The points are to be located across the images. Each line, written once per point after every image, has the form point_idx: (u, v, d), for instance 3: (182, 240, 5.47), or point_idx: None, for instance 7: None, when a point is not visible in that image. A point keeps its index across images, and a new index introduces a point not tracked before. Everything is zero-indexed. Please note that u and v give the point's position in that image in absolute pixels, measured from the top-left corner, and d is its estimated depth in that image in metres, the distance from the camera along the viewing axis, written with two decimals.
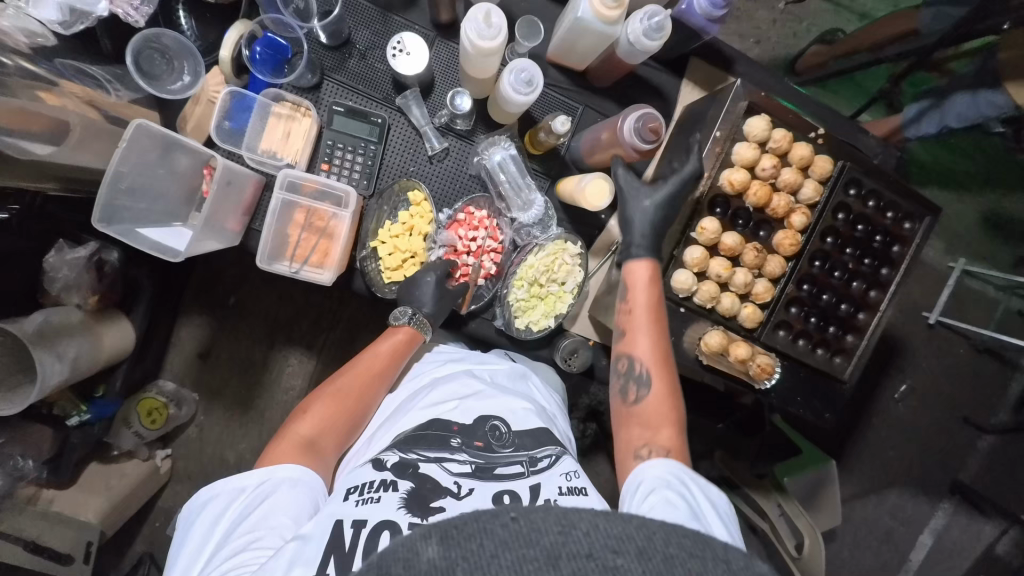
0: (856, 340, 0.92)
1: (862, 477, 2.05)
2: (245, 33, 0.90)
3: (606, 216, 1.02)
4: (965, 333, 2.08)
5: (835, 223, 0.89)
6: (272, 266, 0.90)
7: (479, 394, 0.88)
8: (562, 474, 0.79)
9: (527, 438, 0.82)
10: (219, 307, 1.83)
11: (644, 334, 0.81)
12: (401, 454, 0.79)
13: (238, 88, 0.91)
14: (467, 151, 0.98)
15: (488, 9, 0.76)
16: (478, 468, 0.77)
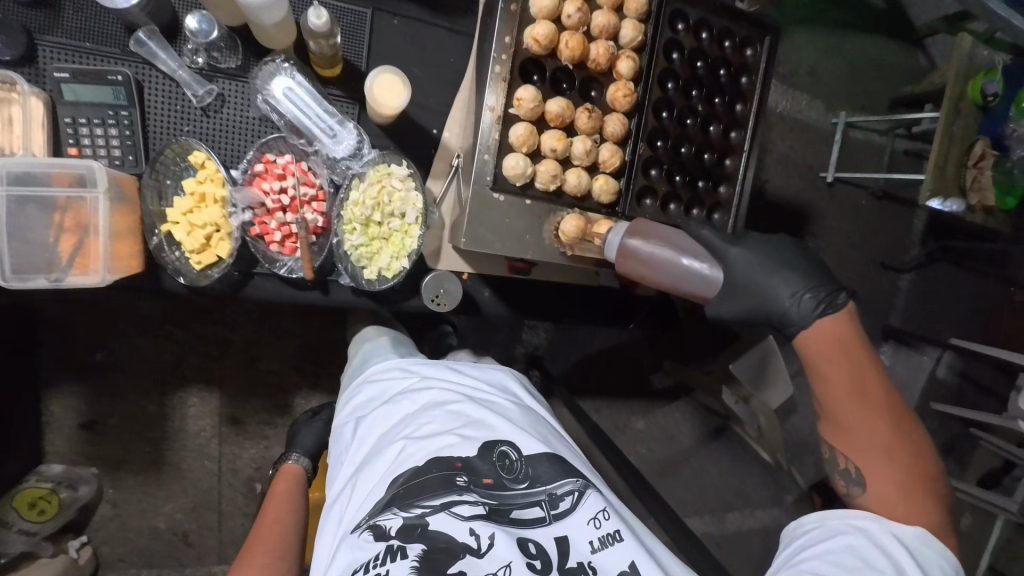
0: (730, 189, 0.83)
1: None
2: None
3: (439, 131, 0.90)
4: (861, 183, 2.12)
5: (671, 65, 0.80)
6: (23, 281, 0.73)
7: (476, 424, 0.88)
8: (589, 521, 0.80)
9: (539, 470, 0.84)
10: (82, 366, 1.47)
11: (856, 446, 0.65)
12: (405, 513, 0.77)
13: None
14: (245, 92, 0.83)
15: None
16: (492, 509, 0.78)
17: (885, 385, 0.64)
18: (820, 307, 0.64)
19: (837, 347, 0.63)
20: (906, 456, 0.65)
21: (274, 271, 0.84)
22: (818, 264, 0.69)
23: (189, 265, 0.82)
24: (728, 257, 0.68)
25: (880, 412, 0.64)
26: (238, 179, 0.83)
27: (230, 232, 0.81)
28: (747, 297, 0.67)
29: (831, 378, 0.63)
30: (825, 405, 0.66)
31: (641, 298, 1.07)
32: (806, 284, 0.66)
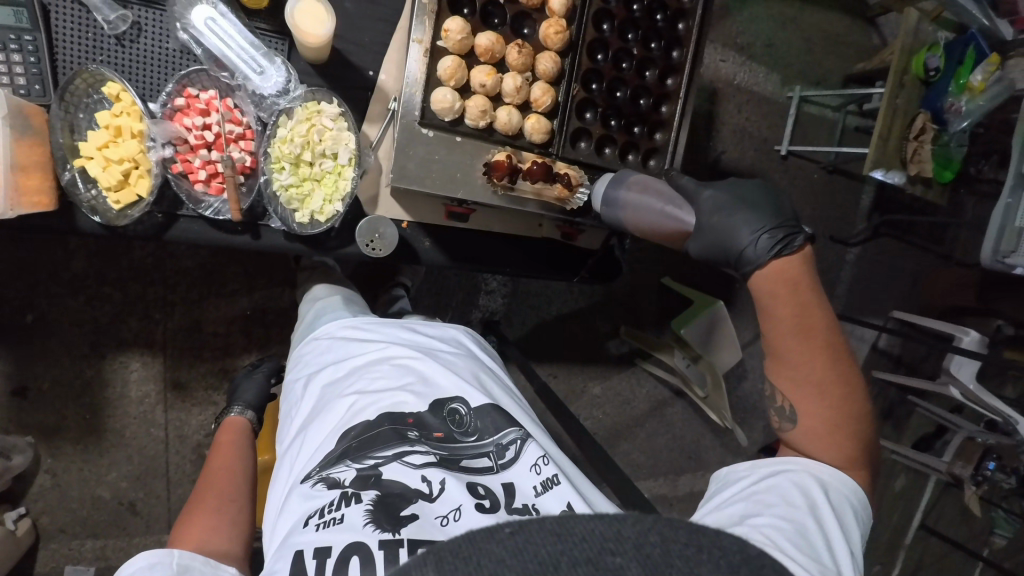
0: (665, 136, 0.84)
1: None
2: None
3: (375, 73, 0.88)
4: (814, 157, 2.19)
5: (606, 6, 0.80)
6: None
7: (427, 380, 0.88)
8: (532, 468, 0.82)
9: (487, 422, 0.85)
10: (10, 328, 1.40)
11: (801, 391, 0.65)
12: (357, 465, 0.78)
13: None
14: (163, 21, 0.79)
15: None
16: (443, 458, 0.80)
17: (828, 329, 0.63)
18: (779, 247, 0.61)
19: (785, 291, 0.61)
20: (837, 393, 0.64)
21: (199, 212, 0.81)
22: (777, 202, 0.65)
23: (106, 204, 0.78)
24: (700, 199, 0.66)
25: (819, 356, 0.63)
26: (157, 113, 0.79)
27: (149, 168, 0.77)
28: (708, 238, 0.65)
29: (783, 324, 0.61)
30: (771, 347, 0.65)
31: (584, 251, 1.10)
32: (766, 223, 0.62)
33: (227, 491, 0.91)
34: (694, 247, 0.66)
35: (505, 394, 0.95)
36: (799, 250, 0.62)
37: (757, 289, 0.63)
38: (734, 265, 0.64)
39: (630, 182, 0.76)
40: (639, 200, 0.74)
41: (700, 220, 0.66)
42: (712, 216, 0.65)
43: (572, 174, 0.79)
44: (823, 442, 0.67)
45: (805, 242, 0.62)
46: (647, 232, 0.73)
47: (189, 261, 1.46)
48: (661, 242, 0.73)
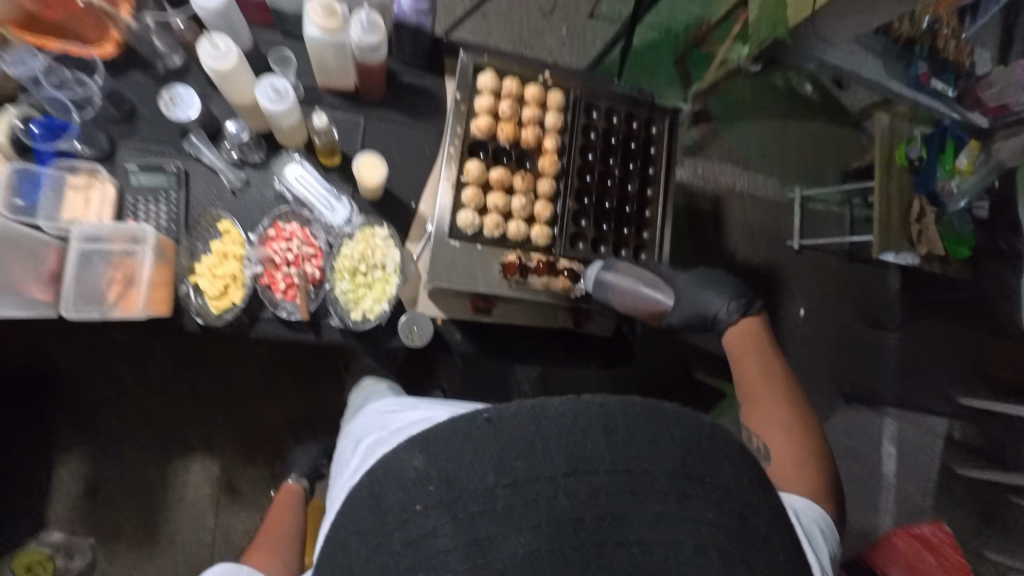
0: (651, 234, 1.02)
1: None
2: (18, 117, 0.97)
3: (416, 203, 1.13)
4: (829, 247, 2.30)
5: (589, 141, 1.02)
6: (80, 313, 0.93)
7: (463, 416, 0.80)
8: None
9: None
10: (96, 432, 1.58)
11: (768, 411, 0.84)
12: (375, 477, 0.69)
13: (25, 167, 0.95)
14: (264, 177, 1.08)
15: (212, 37, 0.88)
16: None
17: (783, 376, 0.88)
18: (735, 310, 0.94)
19: (745, 345, 0.92)
20: (795, 423, 0.83)
21: (277, 314, 1.02)
22: (738, 286, 0.99)
23: (208, 309, 1.01)
24: (677, 280, 1.00)
25: (780, 393, 0.85)
26: (254, 241, 1.04)
27: (244, 282, 1.01)
28: (687, 307, 0.97)
29: (749, 364, 0.89)
30: (744, 388, 0.88)
31: (599, 338, 1.21)
32: (727, 298, 0.95)
33: (276, 549, 1.04)
34: (677, 313, 0.97)
35: None
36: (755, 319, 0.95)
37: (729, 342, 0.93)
38: (711, 324, 0.96)
39: (620, 269, 0.94)
40: (625, 282, 0.94)
41: (679, 294, 0.98)
42: (689, 292, 0.98)
43: (572, 267, 0.96)
44: (793, 463, 0.78)
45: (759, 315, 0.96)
46: (633, 310, 0.95)
47: (251, 368, 1.65)
48: (640, 312, 0.96)
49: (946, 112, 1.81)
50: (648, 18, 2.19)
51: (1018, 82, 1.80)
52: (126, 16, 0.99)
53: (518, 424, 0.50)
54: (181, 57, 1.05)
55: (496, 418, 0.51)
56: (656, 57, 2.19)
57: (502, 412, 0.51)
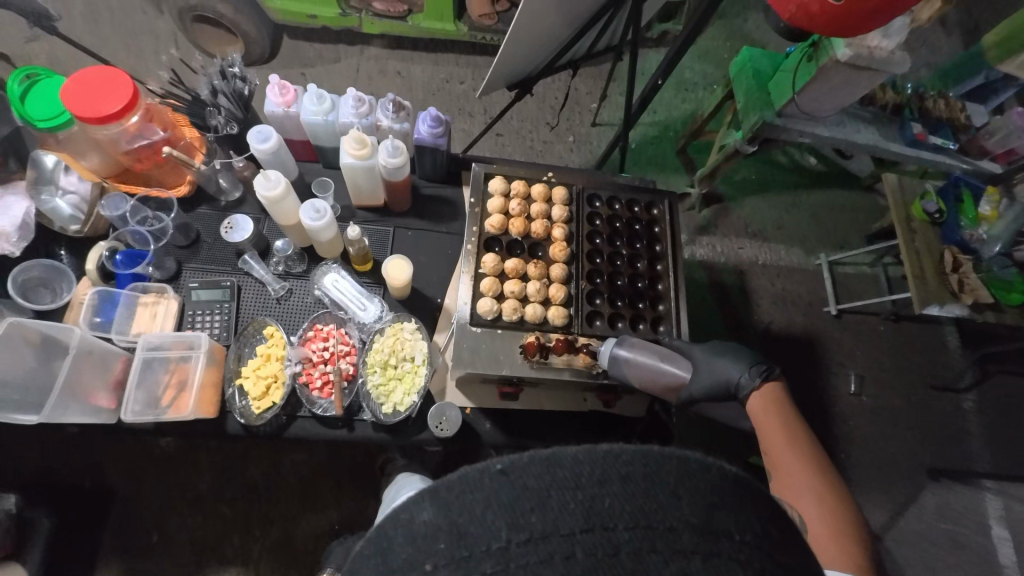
0: (666, 306, 1.05)
1: (883, 490, 1.93)
2: (105, 248, 1.14)
3: (441, 298, 1.21)
4: (870, 309, 2.23)
5: (595, 227, 1.10)
6: (139, 416, 1.01)
7: None
8: None
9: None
10: (135, 551, 1.56)
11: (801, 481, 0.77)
12: None
13: (105, 290, 1.11)
14: (305, 285, 1.20)
15: (266, 171, 1.04)
16: None
17: (812, 445, 0.82)
18: (760, 376, 0.89)
19: (769, 411, 0.86)
20: (827, 495, 0.76)
21: (313, 411, 1.07)
22: (755, 353, 0.94)
23: (250, 409, 1.07)
24: (692, 353, 0.95)
25: (807, 464, 0.78)
26: (295, 343, 1.13)
27: (284, 381, 1.07)
28: (709, 378, 0.91)
29: (774, 430, 0.83)
30: (769, 456, 0.82)
31: (632, 418, 1.19)
32: (747, 365, 0.90)
33: None
34: (696, 384, 0.92)
35: None
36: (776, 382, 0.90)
37: (751, 408, 0.88)
38: (734, 393, 0.90)
39: (635, 345, 0.94)
40: (641, 357, 0.93)
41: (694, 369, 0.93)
42: (707, 363, 0.93)
43: (590, 344, 0.99)
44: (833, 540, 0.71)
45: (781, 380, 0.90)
46: (648, 385, 0.94)
47: (290, 474, 1.66)
48: (657, 387, 0.94)
49: (953, 164, 1.91)
50: (647, 118, 2.41)
51: (1018, 129, 1.81)
52: (200, 162, 1.19)
53: (534, 476, 0.36)
54: (239, 191, 1.27)
55: (508, 470, 0.36)
56: (659, 150, 2.37)
57: (514, 460, 0.36)
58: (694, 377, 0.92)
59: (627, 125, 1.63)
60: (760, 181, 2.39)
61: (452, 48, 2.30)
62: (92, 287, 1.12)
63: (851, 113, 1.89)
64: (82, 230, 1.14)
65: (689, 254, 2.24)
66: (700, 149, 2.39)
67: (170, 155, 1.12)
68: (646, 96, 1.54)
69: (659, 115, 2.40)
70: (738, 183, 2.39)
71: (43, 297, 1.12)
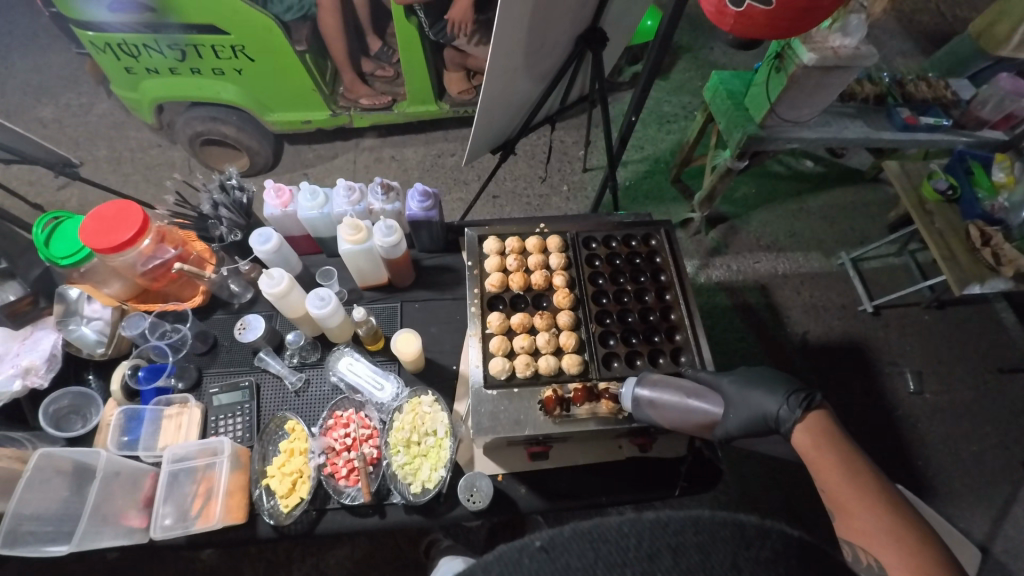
0: (683, 335, 1.02)
1: (977, 496, 1.75)
2: (128, 366, 1.18)
3: (457, 365, 1.21)
4: (911, 300, 2.11)
5: (595, 267, 1.10)
6: (166, 532, 0.98)
7: None
8: None
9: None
10: None
11: (869, 522, 0.68)
12: None
13: (130, 407, 1.13)
14: (321, 374, 1.21)
15: (270, 270, 1.09)
16: None
17: (876, 479, 0.72)
18: (801, 405, 0.80)
19: (820, 445, 0.76)
20: (909, 538, 0.65)
21: (341, 501, 1.03)
22: (792, 380, 0.86)
23: (278, 508, 1.04)
24: (721, 386, 0.89)
25: (877, 506, 0.69)
26: (316, 433, 1.11)
27: (308, 474, 1.05)
28: (744, 412, 0.85)
29: (826, 465, 0.74)
30: (831, 497, 0.73)
31: (674, 459, 1.12)
32: (787, 394, 0.83)
33: None
34: (733, 423, 0.85)
35: None
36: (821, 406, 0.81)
37: (798, 442, 0.79)
38: (775, 427, 0.82)
39: (653, 383, 0.90)
40: (663, 397, 0.88)
41: (728, 403, 0.87)
42: (741, 394, 0.86)
43: (610, 389, 0.94)
44: None
45: (827, 407, 0.81)
46: (678, 425, 0.88)
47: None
48: (688, 425, 0.89)
49: (952, 141, 1.90)
50: (635, 155, 2.46)
51: (1010, 94, 1.81)
52: (211, 272, 1.26)
53: (577, 554, 0.37)
54: (250, 292, 1.33)
55: (549, 547, 0.38)
56: (653, 183, 2.39)
57: (555, 537, 0.38)
58: (727, 413, 0.86)
59: (613, 163, 1.66)
60: (761, 195, 2.38)
61: (438, 127, 2.44)
62: (117, 406, 1.14)
63: (835, 111, 1.90)
64: (107, 351, 1.19)
65: (705, 277, 2.19)
66: (693, 175, 2.41)
67: (182, 270, 1.19)
68: (625, 135, 1.59)
69: (646, 151, 2.45)
70: (739, 200, 2.38)
71: (74, 424, 1.15)
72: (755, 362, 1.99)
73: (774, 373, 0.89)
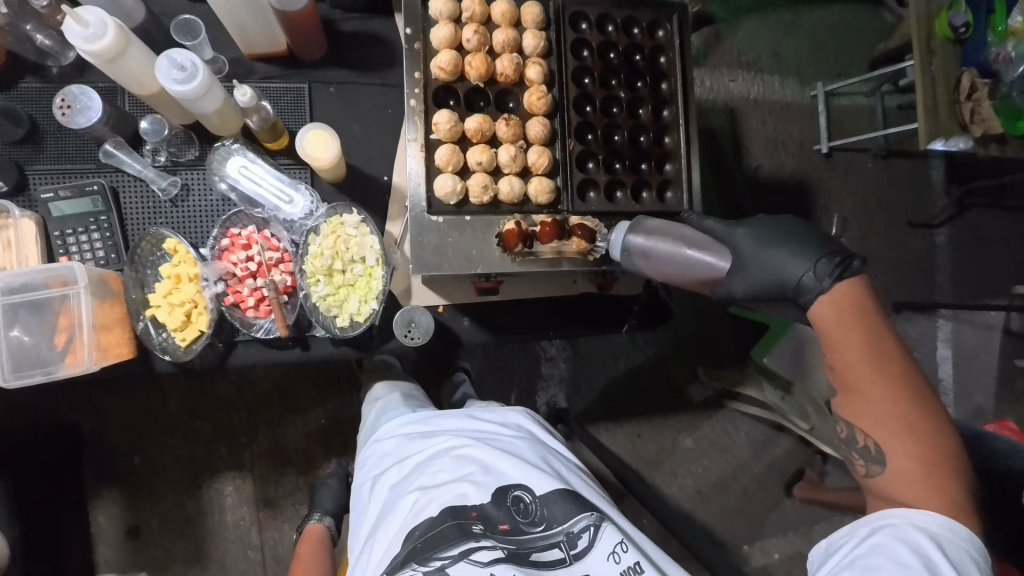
0: (675, 165, 0.84)
1: None
2: None
3: (389, 177, 0.95)
4: (861, 146, 1.97)
5: (583, 62, 0.82)
6: (21, 378, 0.79)
7: (487, 465, 0.75)
8: (608, 554, 0.69)
9: (556, 506, 0.72)
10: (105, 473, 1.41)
11: (880, 409, 0.69)
12: (425, 568, 0.66)
13: None
14: (204, 177, 0.90)
15: (77, 10, 0.70)
16: (513, 554, 0.68)
17: (896, 360, 0.69)
18: (836, 273, 0.70)
19: (847, 323, 0.69)
20: (915, 421, 0.68)
21: (252, 334, 0.88)
22: (821, 236, 0.74)
23: (174, 342, 0.87)
24: (734, 240, 0.76)
25: (894, 390, 0.68)
26: (208, 256, 0.88)
27: (206, 305, 0.86)
28: (759, 274, 0.74)
29: (849, 350, 0.69)
30: (840, 378, 0.71)
31: (628, 297, 1.05)
32: (818, 254, 0.71)
33: None
34: (738, 285, 0.75)
35: (572, 470, 0.81)
36: (855, 276, 0.70)
37: (820, 321, 0.70)
38: (790, 295, 0.73)
39: (643, 231, 0.78)
40: (657, 246, 0.77)
41: (739, 259, 0.76)
42: (756, 253, 0.74)
43: (584, 225, 0.79)
44: (906, 467, 0.69)
45: (860, 272, 0.71)
46: (677, 280, 0.79)
47: (251, 391, 1.44)
48: (683, 281, 0.80)
49: None
50: None
51: None
52: None
53: None
54: (75, 51, 0.88)
55: None
56: None
57: None
58: (736, 273, 0.75)
59: None
60: None
61: None
62: None
63: None
64: None
65: None
66: None
67: None
68: None
69: None
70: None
71: None
72: (706, 196, 1.90)
73: (797, 226, 0.75)
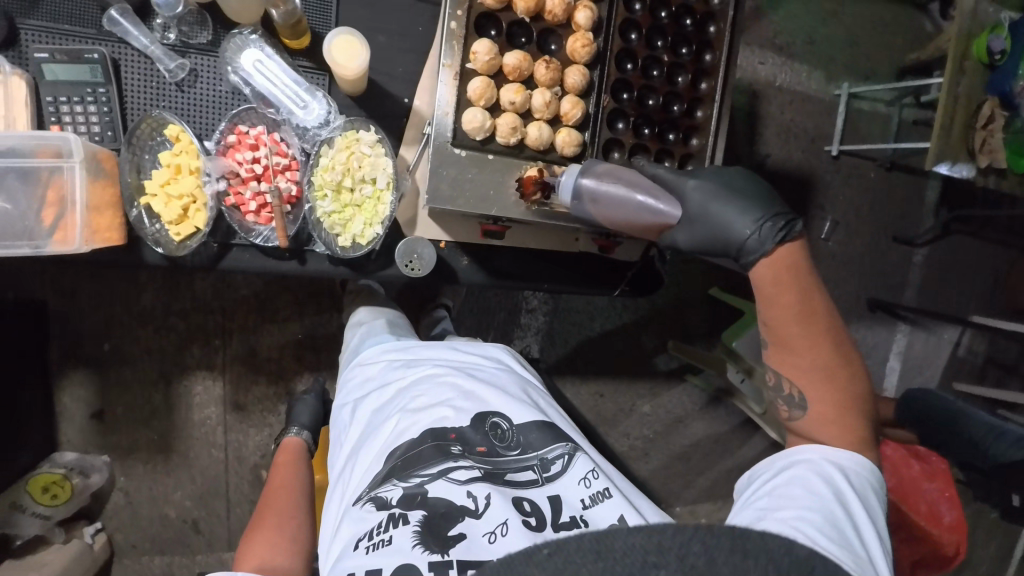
0: (702, 141, 0.83)
1: None
2: None
3: (410, 100, 0.92)
4: (869, 155, 1.98)
5: (631, 15, 0.80)
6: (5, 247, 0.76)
7: (469, 393, 0.79)
8: (580, 481, 0.73)
9: (534, 435, 0.76)
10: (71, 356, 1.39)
11: (805, 360, 0.69)
12: (404, 484, 0.70)
13: None
14: (216, 66, 0.85)
15: None
16: (488, 473, 0.71)
17: (827, 315, 0.67)
18: (781, 232, 0.65)
19: (783, 281, 0.66)
20: (837, 372, 0.69)
21: (250, 240, 0.86)
22: (770, 193, 0.69)
23: (167, 236, 0.84)
24: (685, 191, 0.70)
25: (821, 343, 0.68)
26: (212, 151, 0.85)
27: (205, 202, 0.83)
28: (705, 227, 0.69)
29: (784, 306, 0.66)
30: (772, 333, 0.69)
31: (625, 263, 1.07)
32: (766, 213, 0.66)
33: (287, 510, 0.91)
34: (684, 237, 0.70)
35: (552, 407, 0.85)
36: (797, 235, 0.66)
37: (759, 279, 0.66)
38: (734, 256, 0.68)
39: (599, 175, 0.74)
40: (609, 190, 0.73)
41: (688, 211, 0.70)
42: (705, 206, 0.69)
43: None
44: (823, 415, 0.70)
45: (801, 234, 0.67)
46: (623, 227, 0.74)
47: (230, 298, 1.43)
48: (639, 233, 0.75)
49: None
50: None
51: None
52: None
53: None
54: None
55: None
56: None
57: None
58: (685, 225, 0.70)
59: None
60: None
61: None
62: None
63: None
64: None
65: None
66: None
67: None
68: None
69: None
70: None
71: None
72: None
73: (748, 181, 0.71)
